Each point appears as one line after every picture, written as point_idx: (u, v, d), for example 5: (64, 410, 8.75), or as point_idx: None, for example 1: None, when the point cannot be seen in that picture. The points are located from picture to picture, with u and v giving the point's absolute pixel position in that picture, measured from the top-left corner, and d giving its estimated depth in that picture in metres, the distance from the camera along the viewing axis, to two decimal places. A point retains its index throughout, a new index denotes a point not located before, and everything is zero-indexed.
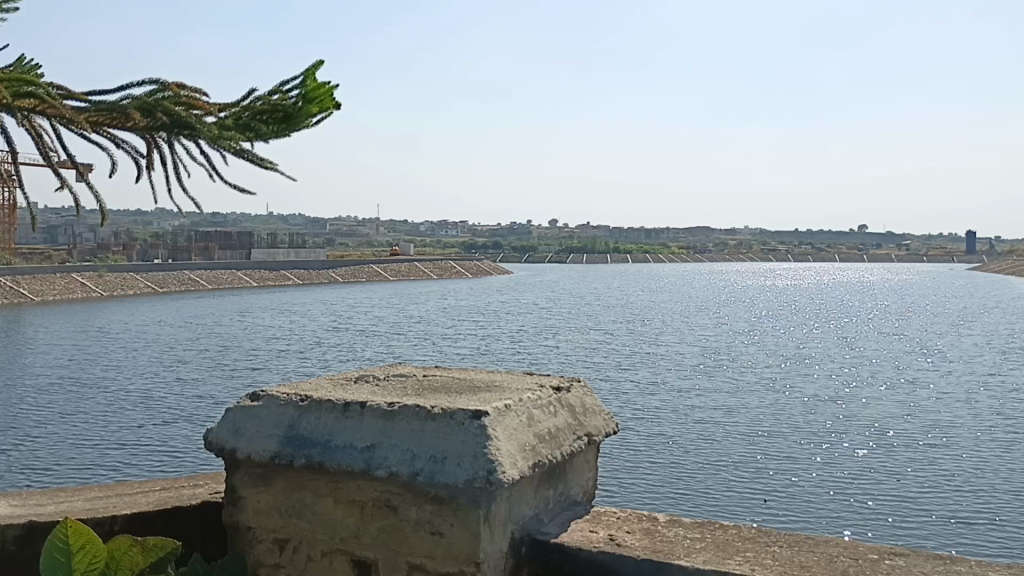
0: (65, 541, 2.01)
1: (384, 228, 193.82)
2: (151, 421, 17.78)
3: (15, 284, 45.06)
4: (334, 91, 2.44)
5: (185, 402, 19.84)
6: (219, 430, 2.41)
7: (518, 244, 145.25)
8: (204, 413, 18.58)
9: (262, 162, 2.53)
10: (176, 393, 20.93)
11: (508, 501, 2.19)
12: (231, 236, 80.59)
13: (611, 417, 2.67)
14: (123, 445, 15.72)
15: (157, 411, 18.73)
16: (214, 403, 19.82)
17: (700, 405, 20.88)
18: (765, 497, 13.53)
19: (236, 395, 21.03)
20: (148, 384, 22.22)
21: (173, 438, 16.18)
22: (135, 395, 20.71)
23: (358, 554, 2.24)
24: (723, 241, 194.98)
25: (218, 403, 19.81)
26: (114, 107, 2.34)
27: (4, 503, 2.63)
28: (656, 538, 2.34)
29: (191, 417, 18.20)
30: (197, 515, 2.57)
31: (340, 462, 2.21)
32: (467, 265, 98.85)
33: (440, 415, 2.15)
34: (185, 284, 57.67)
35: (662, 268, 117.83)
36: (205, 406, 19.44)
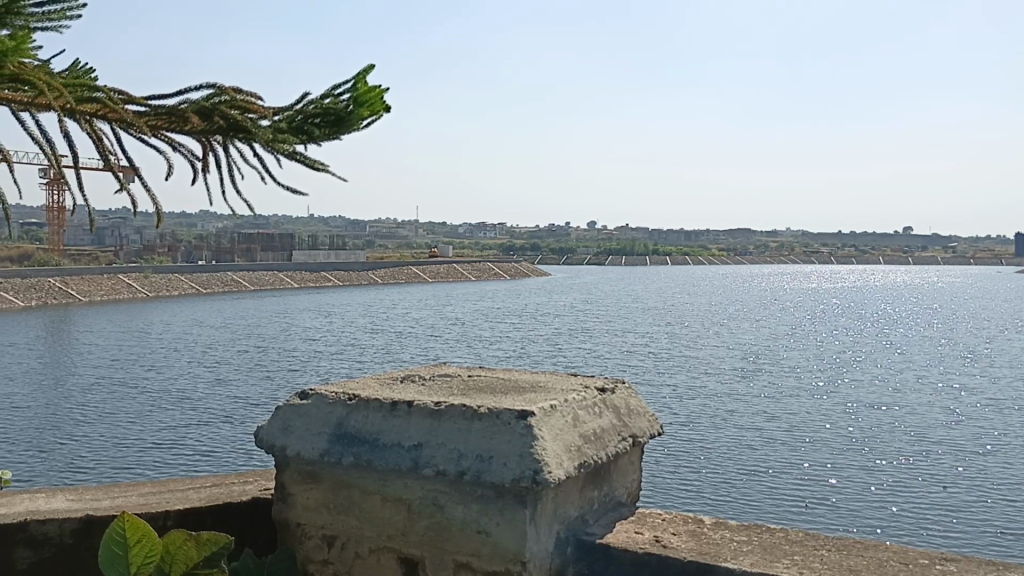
0: (123, 533, 2.06)
1: (423, 229, 195.35)
2: (192, 421, 18.07)
3: (63, 284, 46.19)
4: (384, 94, 2.49)
5: (224, 403, 20.14)
6: (268, 428, 2.45)
7: (557, 245, 145.19)
8: (243, 414, 18.85)
9: (314, 162, 2.59)
10: (215, 394, 21.24)
11: (552, 501, 2.20)
12: (273, 238, 81.70)
13: (656, 419, 2.67)
14: (165, 444, 16.00)
15: (196, 411, 19.04)
16: (254, 403, 20.12)
17: (737, 409, 20.73)
18: (806, 503, 13.39)
19: (275, 395, 21.32)
20: (189, 384, 22.58)
21: (213, 438, 16.44)
22: (177, 394, 21.06)
23: (406, 551, 2.27)
24: (764, 244, 193.00)
25: (258, 403, 20.09)
26: (173, 111, 2.42)
27: (61, 497, 2.70)
28: (701, 540, 2.34)
29: (231, 417, 18.47)
30: (247, 511, 2.61)
31: (387, 462, 2.24)
32: (505, 266, 99.23)
33: (487, 414, 2.17)
34: (228, 285, 58.55)
35: (701, 270, 117.22)
36: (244, 406, 19.73)
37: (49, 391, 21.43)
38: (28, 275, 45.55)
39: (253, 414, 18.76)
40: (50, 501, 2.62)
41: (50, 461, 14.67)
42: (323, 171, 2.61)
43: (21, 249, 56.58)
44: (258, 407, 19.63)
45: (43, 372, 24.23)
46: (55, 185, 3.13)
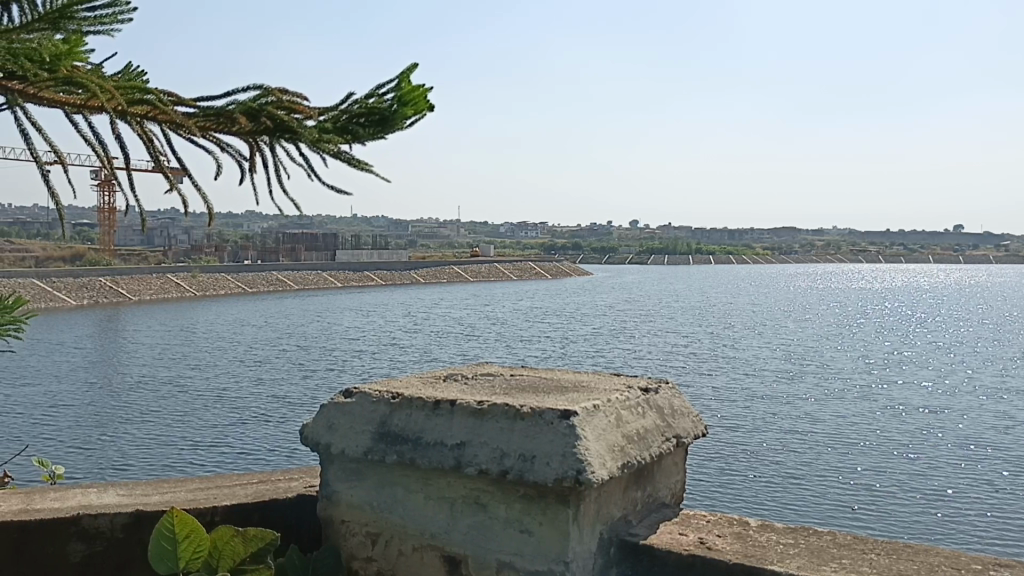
0: (172, 529, 2.10)
1: (465, 230, 196.19)
2: (234, 420, 18.30)
3: (114, 283, 47.20)
4: (427, 94, 2.52)
5: (266, 402, 20.36)
6: (312, 425, 2.47)
7: (599, 245, 144.79)
8: (284, 413, 19.03)
9: (358, 161, 2.62)
10: (258, 393, 21.51)
11: (595, 499, 2.19)
12: (317, 239, 82.67)
13: (701, 419, 2.64)
14: (208, 443, 16.21)
15: (239, 411, 19.26)
16: (296, 403, 20.32)
17: (781, 412, 20.39)
18: (851, 509, 13.12)
19: (317, 394, 21.52)
20: (231, 383, 22.88)
21: (255, 438, 16.60)
22: (219, 394, 21.35)
23: (448, 549, 2.28)
24: (809, 243, 190.37)
25: (299, 403, 20.28)
26: (221, 111, 2.47)
27: (113, 492, 2.75)
28: (747, 542, 2.31)
29: (272, 417, 18.64)
30: (291, 507, 2.63)
31: (430, 459, 2.24)
32: (546, 266, 99.13)
33: (531, 414, 2.16)
34: (273, 284, 59.39)
35: (745, 270, 116.04)
36: (286, 406, 19.92)
37: (98, 389, 21.89)
38: (79, 275, 46.63)
39: (294, 414, 18.93)
40: (101, 496, 2.67)
41: (97, 460, 14.94)
42: (367, 170, 2.64)
43: (74, 250, 57.96)
44: (300, 407, 19.82)
45: (92, 371, 24.77)
46: (103, 184, 3.19)
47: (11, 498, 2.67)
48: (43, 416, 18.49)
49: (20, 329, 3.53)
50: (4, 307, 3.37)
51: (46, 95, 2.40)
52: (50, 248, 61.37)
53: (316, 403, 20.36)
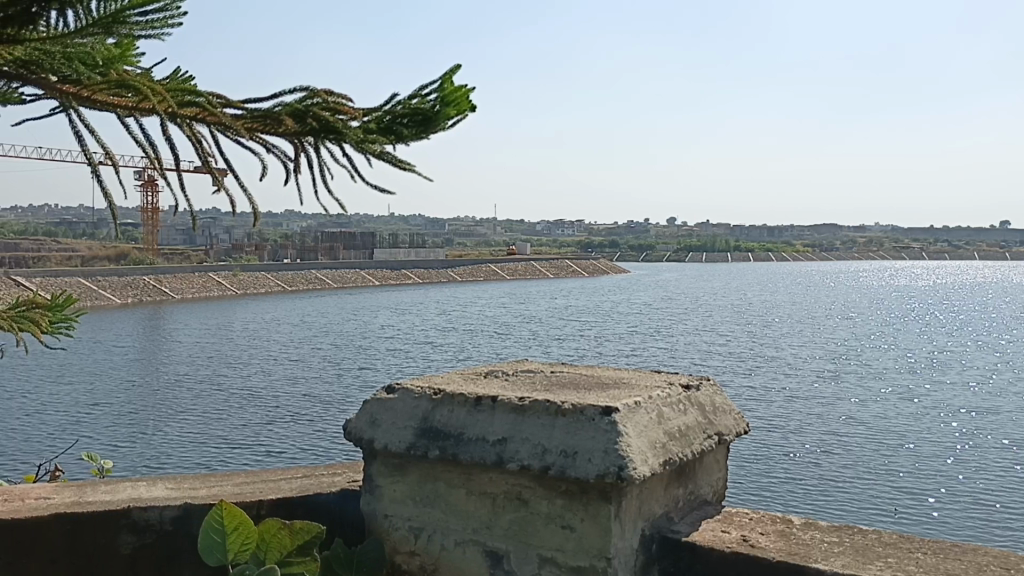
0: (221, 521, 2.14)
1: (501, 228, 196.69)
2: (272, 419, 18.48)
3: (157, 283, 48.05)
4: (470, 94, 2.53)
5: (302, 401, 20.53)
6: (355, 420, 2.49)
7: (637, 243, 143.96)
8: (319, 412, 19.14)
9: (401, 161, 2.65)
10: (293, 391, 21.70)
11: (637, 496, 2.20)
12: (355, 238, 83.32)
13: (743, 417, 2.62)
14: (246, 442, 16.37)
15: (275, 409, 19.43)
16: (331, 401, 20.48)
17: (820, 413, 20.10)
18: (892, 511, 12.93)
19: (352, 394, 21.68)
20: (266, 382, 23.10)
21: (292, 436, 16.76)
22: (255, 392, 21.57)
23: (490, 544, 2.28)
24: (851, 240, 187.55)
25: (335, 402, 20.43)
26: (268, 113, 2.51)
27: (162, 485, 2.81)
28: (790, 540, 2.30)
29: (309, 415, 18.80)
30: (335, 501, 2.64)
31: (472, 454, 2.26)
32: (583, 263, 98.95)
33: (571, 411, 2.17)
34: (312, 283, 59.99)
35: (784, 267, 114.90)
36: (322, 405, 20.05)
37: (138, 387, 22.25)
38: (123, 274, 47.52)
39: (330, 413, 19.06)
40: (151, 490, 2.73)
41: (140, 459, 15.20)
42: (410, 169, 2.67)
43: (118, 249, 59.08)
44: (337, 406, 19.95)
45: (133, 369, 25.21)
46: (149, 184, 3.25)
47: (65, 490, 2.73)
48: (86, 414, 18.84)
49: (71, 328, 3.61)
50: (54, 306, 3.44)
51: (98, 97, 2.47)
52: (95, 248, 62.63)
53: (352, 402, 20.49)
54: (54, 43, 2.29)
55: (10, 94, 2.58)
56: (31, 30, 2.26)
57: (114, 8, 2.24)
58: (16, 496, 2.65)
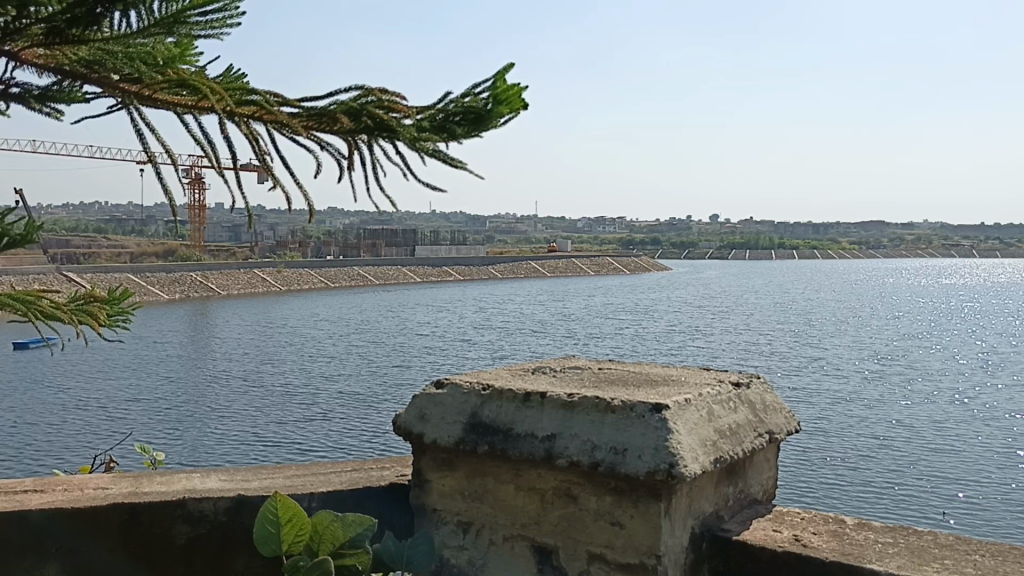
0: (275, 512, 2.12)
1: (542, 225, 196.93)
2: (311, 416, 18.62)
3: (204, 279, 48.97)
4: (523, 91, 2.54)
5: (339, 398, 20.66)
6: (405, 415, 2.47)
7: (679, 240, 142.99)
8: (357, 410, 19.23)
9: (454, 160, 2.66)
10: (329, 389, 21.83)
11: (687, 494, 2.17)
12: (397, 235, 84.06)
13: (793, 416, 2.59)
14: (287, 439, 16.51)
15: (312, 407, 19.57)
16: (369, 399, 20.57)
17: (866, 415, 19.76)
18: (941, 517, 12.70)
19: (391, 391, 21.78)
20: (304, 380, 23.28)
21: (332, 434, 16.87)
22: (291, 390, 21.73)
23: (538, 539, 2.25)
24: (899, 237, 184.27)
25: (373, 399, 20.53)
26: (323, 111, 2.53)
27: (214, 477, 2.80)
28: (842, 540, 2.26)
29: (348, 413, 18.91)
30: (382, 493, 2.62)
31: (521, 450, 2.23)
32: (624, 262, 98.60)
33: (621, 407, 2.14)
34: (355, 279, 60.67)
35: (828, 264, 113.47)
36: (359, 402, 20.17)
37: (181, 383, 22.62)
38: (171, 270, 48.41)
39: (369, 411, 19.17)
40: (203, 481, 2.70)
41: (186, 456, 15.42)
42: (462, 168, 2.68)
43: (167, 245, 60.28)
44: (375, 403, 20.07)
45: (176, 365, 25.59)
46: (198, 183, 3.29)
47: (120, 480, 2.73)
48: (132, 410, 19.17)
49: (128, 322, 3.67)
50: (112, 300, 3.51)
51: (159, 97, 2.51)
52: (144, 244, 64.05)
53: (391, 399, 20.56)
54: (117, 45, 2.38)
55: (71, 92, 2.64)
56: (96, 29, 2.34)
57: (174, 10, 2.31)
58: (74, 487, 2.61)
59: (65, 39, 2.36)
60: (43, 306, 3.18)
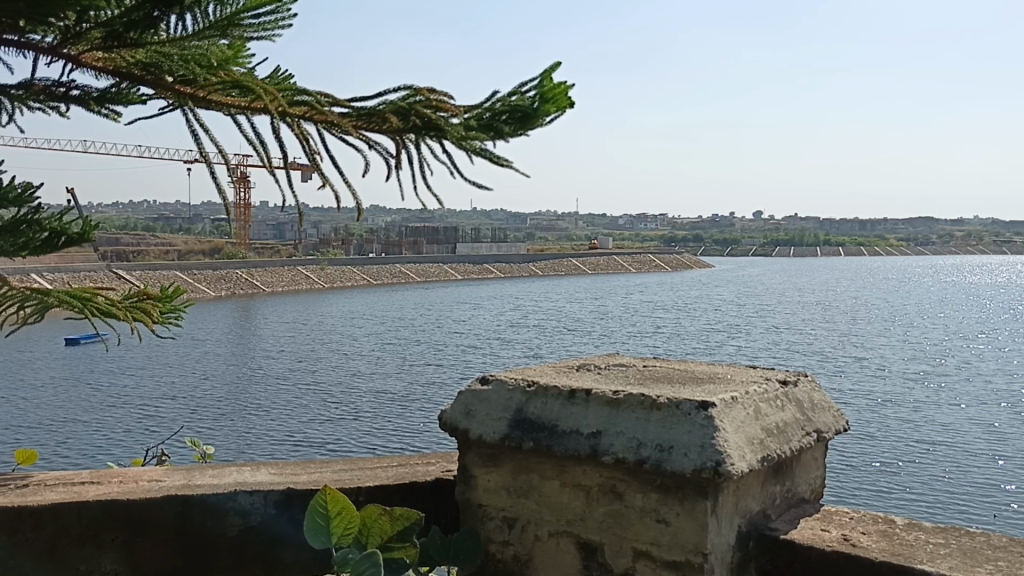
0: (326, 506, 2.12)
1: (583, 222, 196.79)
2: (346, 415, 18.65)
3: (249, 277, 49.89)
4: (568, 90, 2.59)
5: (375, 397, 20.66)
6: (450, 410, 2.45)
7: (721, 237, 141.79)
8: (393, 410, 19.22)
9: (499, 158, 2.68)
10: (365, 388, 21.81)
11: (734, 493, 2.14)
12: (439, 232, 84.75)
13: (843, 415, 2.56)
14: (330, 436, 16.66)
15: (348, 406, 19.60)
16: (405, 398, 20.54)
17: (912, 417, 19.31)
18: (990, 523, 12.38)
19: (429, 390, 21.74)
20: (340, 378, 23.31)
21: (369, 433, 16.89)
22: (327, 388, 21.77)
23: (585, 536, 2.23)
24: (947, 235, 180.73)
25: (409, 399, 20.49)
26: (372, 112, 2.56)
27: (263, 470, 2.76)
28: (892, 540, 2.22)
29: (383, 412, 18.91)
30: (430, 489, 2.61)
31: (566, 448, 2.21)
32: (665, 258, 97.86)
33: (667, 405, 2.12)
34: (396, 277, 61.31)
35: (875, 262, 111.41)
36: (395, 401, 20.15)
37: (226, 380, 22.97)
38: (217, 268, 49.24)
39: (405, 410, 19.15)
40: (254, 474, 2.66)
41: (227, 455, 15.62)
42: (508, 167, 2.70)
43: (213, 244, 61.54)
44: (412, 402, 20.05)
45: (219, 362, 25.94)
46: (244, 183, 3.32)
47: (174, 474, 2.72)
48: (173, 407, 19.44)
49: (180, 318, 3.73)
50: (164, 298, 3.57)
51: (214, 97, 2.56)
52: (191, 242, 65.37)
53: (428, 398, 20.53)
54: (173, 47, 2.45)
55: (129, 94, 2.71)
56: (152, 33, 2.40)
57: (229, 12, 2.37)
58: (129, 479, 2.64)
59: (124, 41, 2.42)
60: (99, 303, 3.27)
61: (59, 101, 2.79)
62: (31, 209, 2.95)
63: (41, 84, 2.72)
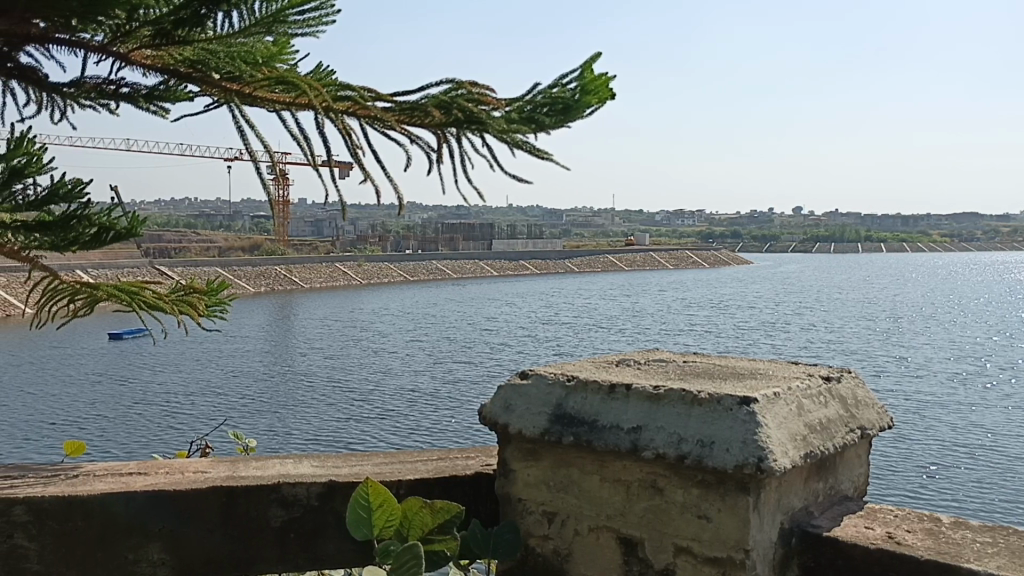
0: (367, 496, 2.15)
1: (620, 217, 196.29)
2: (374, 414, 18.55)
3: (288, 273, 50.51)
4: (609, 82, 2.61)
5: (404, 396, 20.52)
6: (490, 404, 2.45)
7: (759, 233, 140.45)
8: (421, 409, 19.08)
9: (540, 151, 2.69)
10: (394, 387, 21.67)
11: (776, 491, 2.12)
12: (475, 229, 84.90)
13: (886, 412, 2.53)
14: (363, 434, 16.77)
15: (378, 404, 19.58)
16: (435, 397, 20.39)
17: (955, 419, 18.85)
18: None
19: (459, 389, 21.55)
20: (375, 375, 23.44)
21: (396, 433, 16.83)
22: (356, 386, 21.68)
23: (625, 531, 2.22)
24: (992, 231, 177.21)
25: (439, 397, 20.34)
26: (415, 106, 2.58)
27: (305, 462, 2.77)
28: (939, 539, 2.17)
29: (412, 411, 18.79)
30: (469, 483, 2.59)
31: (607, 442, 2.20)
32: (703, 254, 97.14)
33: (709, 400, 2.11)
34: (433, 273, 61.64)
35: (917, 258, 109.46)
36: (425, 400, 20.03)
37: (263, 376, 23.27)
38: (256, 264, 49.87)
39: (433, 409, 19.00)
40: (296, 466, 2.68)
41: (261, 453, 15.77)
42: (548, 159, 2.71)
43: (253, 242, 62.45)
44: (442, 401, 19.91)
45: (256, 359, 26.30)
46: (282, 181, 3.38)
47: (220, 465, 2.74)
48: (210, 402, 19.73)
49: (225, 312, 3.78)
50: (210, 291, 3.63)
51: (260, 94, 2.61)
52: (232, 239, 66.21)
53: (459, 397, 20.38)
54: (219, 45, 2.49)
55: (177, 90, 2.75)
56: (199, 31, 2.45)
57: (274, 10, 2.40)
58: (175, 470, 2.68)
59: (172, 40, 2.47)
60: (147, 296, 3.32)
61: (110, 99, 2.85)
62: (80, 204, 3.05)
63: (92, 83, 2.78)
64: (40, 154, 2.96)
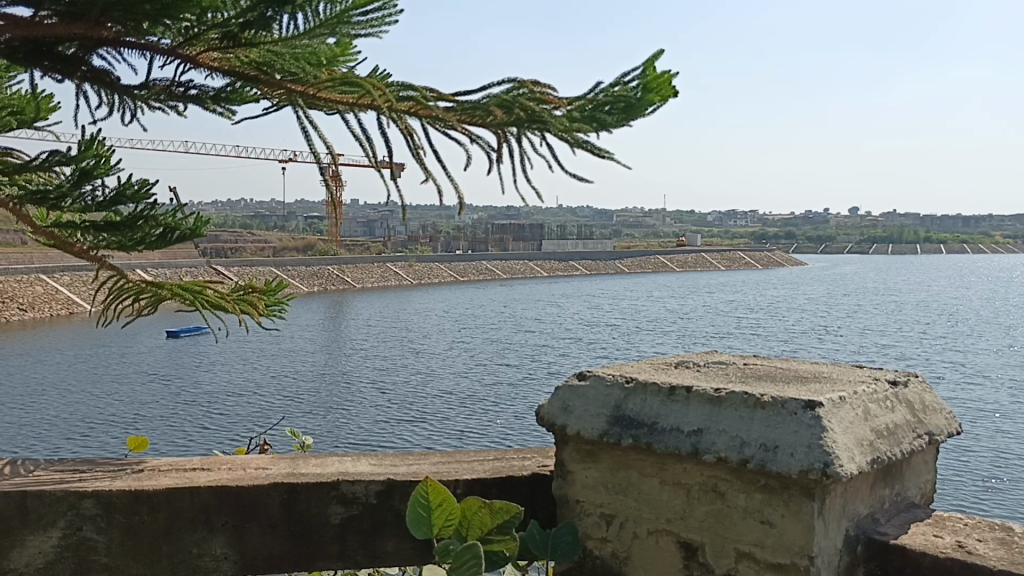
0: (427, 497, 2.14)
1: (672, 218, 195.05)
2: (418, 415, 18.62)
3: (341, 273, 51.29)
4: (674, 79, 2.56)
5: (449, 398, 20.56)
6: (548, 405, 2.43)
7: (813, 234, 138.50)
8: (465, 410, 19.10)
9: (601, 151, 2.67)
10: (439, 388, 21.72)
11: (842, 495, 2.07)
12: (525, 231, 85.31)
13: (956, 418, 2.45)
14: (410, 435, 16.88)
15: (426, 405, 19.69)
16: (479, 399, 20.41)
17: (1017, 429, 18.21)
18: None
19: (503, 391, 21.53)
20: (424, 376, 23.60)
21: (444, 435, 16.92)
22: (405, 387, 21.85)
23: (685, 535, 2.19)
24: None
25: (484, 399, 20.34)
26: (476, 105, 2.58)
27: (363, 461, 2.79)
28: (1013, 549, 2.09)
29: (456, 413, 18.80)
30: (527, 484, 2.58)
31: (667, 445, 2.17)
32: (755, 255, 96.19)
33: (772, 403, 2.07)
34: (484, 273, 62.08)
35: (977, 259, 106.73)
36: (471, 402, 20.07)
37: (315, 376, 23.59)
38: (311, 263, 50.72)
39: (478, 411, 19.02)
40: (356, 465, 2.68)
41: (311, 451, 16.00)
42: (609, 159, 2.68)
43: (308, 243, 63.58)
44: (487, 403, 19.94)
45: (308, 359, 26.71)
46: (337, 180, 3.40)
47: (280, 461, 2.78)
48: (262, 402, 20.05)
49: (284, 311, 3.82)
50: (269, 291, 3.68)
51: (324, 95, 2.64)
52: (287, 239, 67.47)
53: (504, 399, 20.36)
54: (284, 46, 2.52)
55: (243, 92, 2.79)
56: (265, 32, 2.48)
57: (338, 11, 2.42)
58: (236, 466, 2.71)
59: (239, 43, 2.52)
60: (210, 295, 3.36)
61: (178, 100, 2.90)
62: (147, 205, 3.09)
63: (162, 84, 2.84)
64: (108, 155, 3.04)
